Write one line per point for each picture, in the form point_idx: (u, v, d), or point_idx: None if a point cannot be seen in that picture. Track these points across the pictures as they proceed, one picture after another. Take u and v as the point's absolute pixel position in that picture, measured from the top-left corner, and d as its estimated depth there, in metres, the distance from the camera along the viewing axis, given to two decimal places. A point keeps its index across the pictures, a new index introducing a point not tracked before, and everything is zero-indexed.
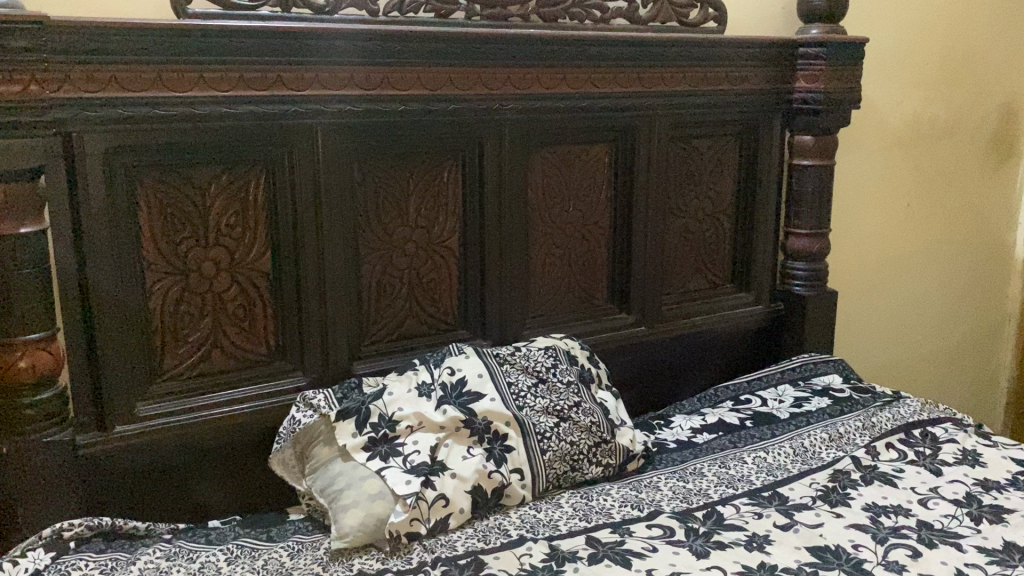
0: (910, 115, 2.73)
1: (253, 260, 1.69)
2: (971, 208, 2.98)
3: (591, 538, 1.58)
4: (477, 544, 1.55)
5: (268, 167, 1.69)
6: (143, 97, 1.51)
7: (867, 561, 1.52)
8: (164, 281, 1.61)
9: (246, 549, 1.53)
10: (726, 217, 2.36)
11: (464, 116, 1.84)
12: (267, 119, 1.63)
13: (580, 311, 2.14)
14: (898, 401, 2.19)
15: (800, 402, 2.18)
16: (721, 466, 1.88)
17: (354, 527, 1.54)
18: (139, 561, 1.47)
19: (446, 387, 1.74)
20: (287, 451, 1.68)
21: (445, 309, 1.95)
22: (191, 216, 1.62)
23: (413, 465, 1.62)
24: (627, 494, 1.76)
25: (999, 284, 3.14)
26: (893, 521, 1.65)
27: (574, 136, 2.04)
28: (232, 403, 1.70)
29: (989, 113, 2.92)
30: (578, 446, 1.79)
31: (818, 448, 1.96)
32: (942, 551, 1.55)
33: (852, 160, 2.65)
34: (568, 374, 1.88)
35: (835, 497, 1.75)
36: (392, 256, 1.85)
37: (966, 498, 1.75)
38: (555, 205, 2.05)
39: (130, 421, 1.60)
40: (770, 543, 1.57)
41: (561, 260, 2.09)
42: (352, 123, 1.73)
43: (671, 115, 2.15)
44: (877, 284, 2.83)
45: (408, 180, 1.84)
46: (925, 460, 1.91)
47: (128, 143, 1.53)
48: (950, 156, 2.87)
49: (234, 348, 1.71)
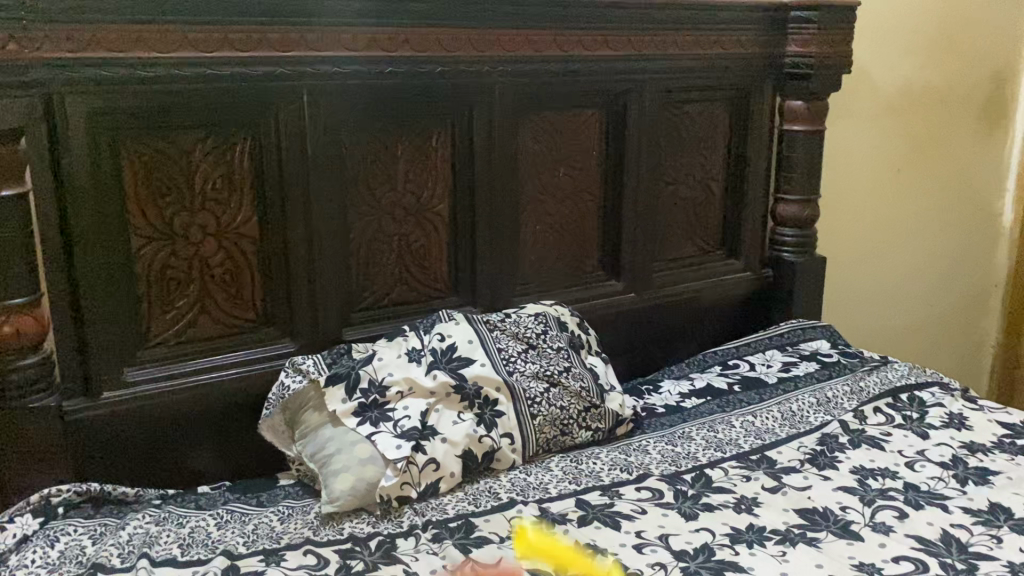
0: (901, 81, 2.72)
1: (240, 225, 1.67)
2: (960, 175, 2.99)
3: (581, 500, 1.59)
4: (468, 508, 1.56)
5: (253, 130, 1.66)
6: (126, 58, 1.48)
7: (854, 523, 1.53)
8: (151, 246, 1.59)
9: (236, 514, 1.53)
10: (717, 184, 2.35)
11: (454, 78, 1.82)
12: (253, 80, 1.61)
13: (570, 278, 2.14)
14: (886, 365, 2.20)
15: (788, 368, 2.19)
16: (709, 430, 1.89)
17: (345, 491, 1.53)
18: (129, 525, 1.46)
19: (436, 353, 1.73)
20: (277, 417, 1.68)
21: (436, 275, 1.93)
22: (177, 180, 1.59)
23: (403, 430, 1.62)
24: (616, 458, 1.77)
25: (987, 252, 3.16)
26: (880, 484, 1.67)
27: (565, 100, 2.02)
28: (220, 369, 1.69)
29: (979, 80, 2.92)
30: (568, 410, 1.79)
31: (806, 412, 1.97)
32: (929, 512, 1.57)
33: (843, 127, 2.64)
34: (559, 340, 1.88)
35: (823, 460, 1.76)
36: (380, 222, 1.83)
37: (953, 461, 1.76)
38: (546, 170, 2.03)
39: (118, 387, 1.59)
40: (759, 505, 1.58)
41: (552, 227, 2.08)
42: (340, 86, 1.70)
43: (662, 80, 2.14)
44: (868, 252, 2.83)
45: (396, 145, 1.82)
46: (912, 423, 1.92)
47: (112, 106, 1.50)
48: (941, 123, 2.87)
49: (222, 314, 1.69)
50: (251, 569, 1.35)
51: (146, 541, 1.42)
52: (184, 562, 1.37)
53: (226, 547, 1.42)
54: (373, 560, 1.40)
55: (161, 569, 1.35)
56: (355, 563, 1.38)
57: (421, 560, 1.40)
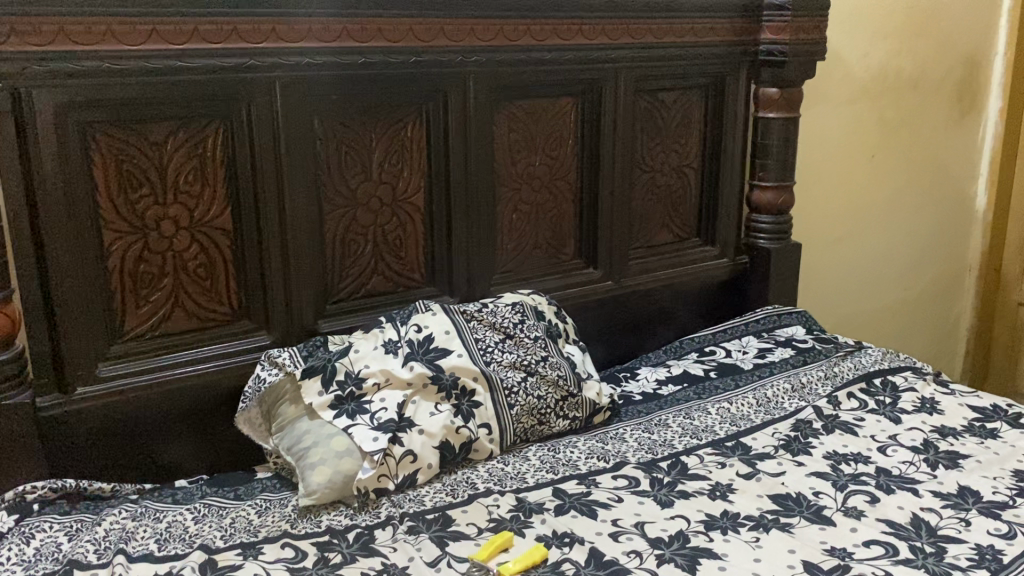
0: (877, 66, 2.74)
1: (213, 218, 1.66)
2: (935, 160, 3.02)
3: (558, 489, 1.60)
4: (445, 499, 1.57)
5: (225, 121, 1.64)
6: (94, 51, 1.47)
7: (826, 508, 1.55)
8: (122, 240, 1.57)
9: (213, 508, 1.53)
10: (693, 171, 2.36)
11: (428, 68, 1.82)
12: (224, 72, 1.59)
13: (547, 268, 2.14)
14: (860, 351, 2.23)
15: (763, 354, 2.21)
16: (685, 417, 1.90)
17: (322, 485, 1.53)
18: (105, 521, 1.46)
19: (413, 344, 1.74)
20: (253, 410, 1.68)
21: (412, 266, 1.93)
22: (148, 173, 1.58)
23: (380, 422, 1.62)
24: (593, 446, 1.78)
25: (961, 236, 3.21)
26: (853, 469, 1.69)
27: (540, 89, 2.02)
28: (194, 362, 1.68)
29: (952, 66, 2.95)
30: (545, 400, 1.80)
31: (780, 398, 1.99)
32: (900, 496, 1.59)
33: (819, 112, 2.65)
34: (536, 330, 1.89)
35: (797, 445, 1.78)
36: (356, 213, 1.82)
37: (924, 445, 1.79)
38: (521, 159, 2.03)
39: (91, 382, 1.59)
40: (733, 492, 1.60)
41: (529, 216, 2.08)
42: (312, 77, 1.69)
43: (637, 68, 2.14)
44: (845, 238, 2.86)
45: (370, 135, 1.81)
46: (885, 408, 1.95)
47: (81, 99, 1.48)
48: (915, 109, 2.90)
49: (197, 308, 1.68)
50: (228, 563, 1.35)
51: (123, 536, 1.42)
52: (161, 557, 1.37)
53: (203, 541, 1.42)
54: (351, 552, 1.40)
55: (138, 564, 1.35)
56: (332, 556, 1.39)
57: (399, 551, 1.41)
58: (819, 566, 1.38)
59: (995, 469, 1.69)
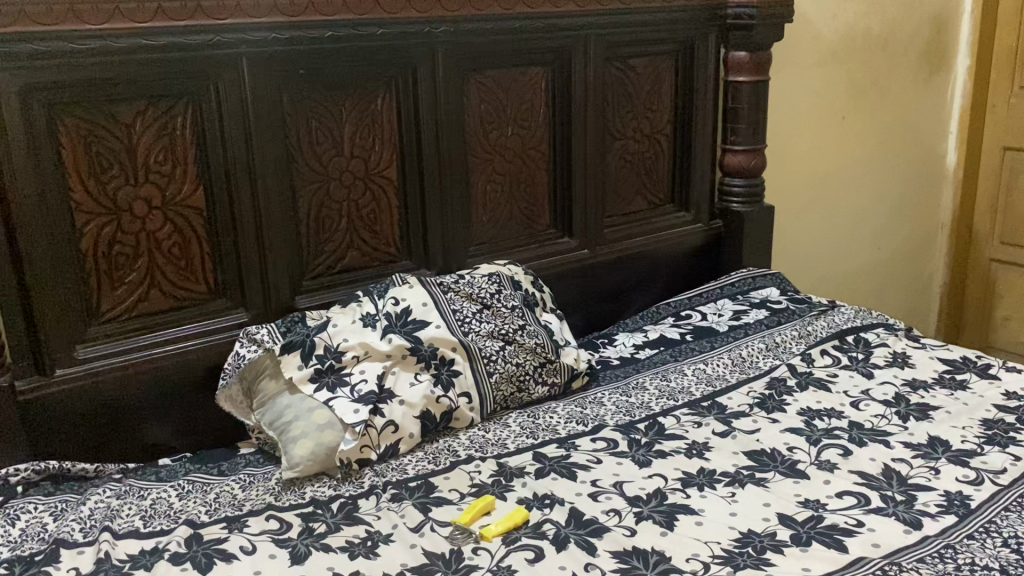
0: (845, 27, 2.75)
1: (185, 197, 1.66)
2: (904, 119, 3.05)
3: (538, 453, 1.63)
4: (427, 467, 1.59)
5: (193, 99, 1.64)
6: (56, 31, 1.46)
7: (800, 462, 1.59)
8: (95, 221, 1.57)
9: (198, 484, 1.55)
10: (665, 138, 2.37)
11: (396, 39, 1.82)
12: (190, 49, 1.59)
13: (523, 237, 2.15)
14: (833, 309, 2.27)
15: (738, 315, 2.24)
16: (662, 379, 1.94)
17: (305, 457, 1.55)
18: (90, 500, 1.48)
19: (391, 317, 1.75)
20: (234, 387, 1.69)
21: (388, 240, 1.94)
22: (119, 154, 1.58)
23: (360, 394, 1.64)
24: (572, 411, 1.80)
25: (933, 194, 3.26)
26: (826, 423, 1.73)
27: (510, 58, 2.02)
28: (173, 342, 1.69)
29: (920, 25, 2.97)
30: (524, 367, 1.83)
31: (755, 357, 2.03)
32: (871, 448, 1.63)
33: (790, 75, 2.66)
34: (512, 299, 1.90)
35: (772, 403, 1.82)
36: (329, 187, 1.82)
37: (896, 398, 1.82)
38: (493, 129, 2.03)
39: (71, 364, 1.59)
40: (710, 450, 1.63)
41: (502, 186, 2.09)
42: (279, 52, 1.69)
43: (606, 36, 2.14)
44: (818, 200, 2.88)
45: (340, 110, 1.81)
46: (858, 363, 1.99)
47: (46, 81, 1.48)
48: (885, 68, 2.92)
49: (173, 287, 1.69)
50: (214, 536, 1.37)
51: (108, 514, 1.44)
52: (147, 533, 1.39)
53: (188, 516, 1.44)
54: (335, 521, 1.42)
55: (124, 541, 1.37)
56: (317, 526, 1.41)
57: (382, 519, 1.43)
58: (792, 518, 1.42)
59: (963, 419, 1.73)
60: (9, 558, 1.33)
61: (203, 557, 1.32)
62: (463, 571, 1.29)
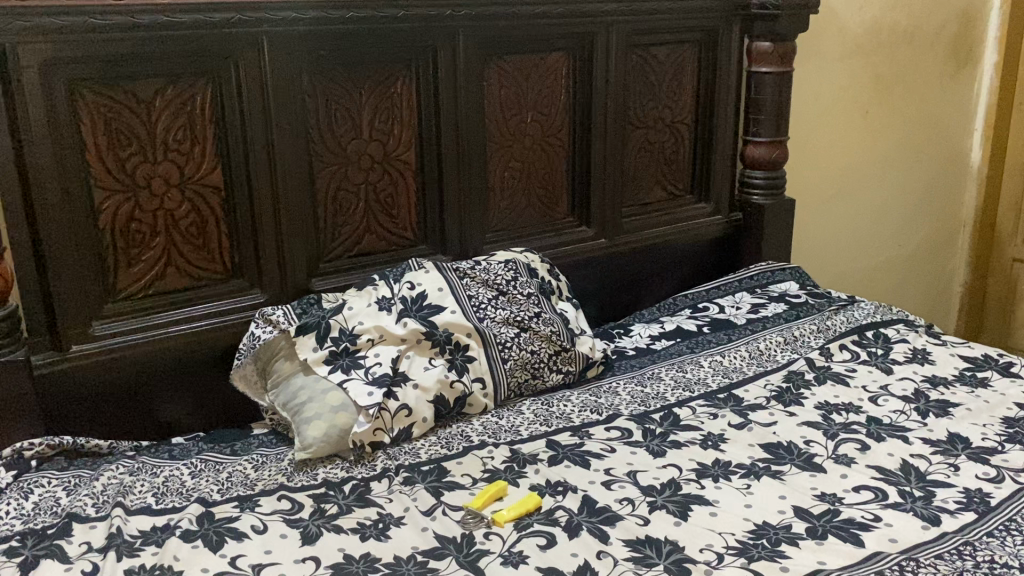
0: (871, 20, 2.71)
1: (203, 176, 1.65)
2: (928, 115, 3.01)
3: (552, 440, 1.62)
4: (440, 451, 1.59)
5: (212, 78, 1.63)
6: (78, 6, 1.45)
7: (817, 456, 1.57)
8: (114, 198, 1.57)
9: (210, 463, 1.55)
10: (685, 128, 2.35)
11: (417, 23, 1.80)
12: (212, 27, 1.58)
13: (540, 225, 2.14)
14: (852, 304, 2.24)
15: (757, 308, 2.22)
16: (678, 370, 1.92)
17: (318, 439, 1.54)
18: (103, 476, 1.48)
19: (406, 301, 1.74)
20: (249, 367, 1.68)
21: (405, 224, 1.93)
22: (137, 131, 1.57)
23: (374, 376, 1.64)
24: (587, 399, 1.79)
25: (956, 192, 3.22)
26: (844, 418, 1.71)
27: (531, 44, 2.00)
28: (188, 321, 1.69)
29: (947, 19, 2.92)
30: (538, 355, 1.81)
31: (773, 351, 2.00)
32: (889, 443, 1.61)
33: (813, 68, 2.62)
34: (528, 286, 1.89)
35: (789, 396, 1.80)
36: (347, 169, 1.82)
37: (914, 395, 1.80)
38: (512, 115, 2.02)
39: (86, 340, 1.59)
40: (725, 441, 1.62)
41: (521, 173, 2.07)
42: (299, 34, 1.68)
43: (628, 24, 2.12)
44: (839, 194, 2.85)
45: (359, 92, 1.80)
46: (877, 359, 1.97)
47: (67, 55, 1.47)
48: (909, 62, 2.87)
49: (189, 267, 1.69)
50: (225, 515, 1.37)
51: (120, 490, 1.44)
52: (159, 510, 1.39)
53: (200, 494, 1.44)
54: (346, 503, 1.42)
55: (136, 516, 1.37)
56: (329, 507, 1.40)
57: (395, 501, 1.43)
58: (808, 511, 1.40)
59: (984, 417, 1.71)
60: (20, 531, 1.33)
61: (214, 535, 1.32)
62: (474, 555, 1.28)
